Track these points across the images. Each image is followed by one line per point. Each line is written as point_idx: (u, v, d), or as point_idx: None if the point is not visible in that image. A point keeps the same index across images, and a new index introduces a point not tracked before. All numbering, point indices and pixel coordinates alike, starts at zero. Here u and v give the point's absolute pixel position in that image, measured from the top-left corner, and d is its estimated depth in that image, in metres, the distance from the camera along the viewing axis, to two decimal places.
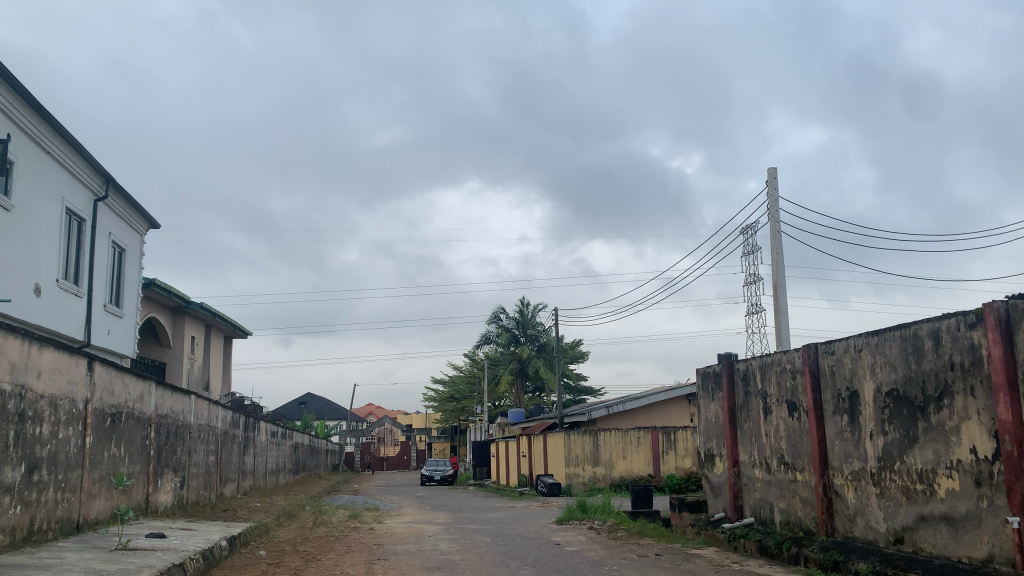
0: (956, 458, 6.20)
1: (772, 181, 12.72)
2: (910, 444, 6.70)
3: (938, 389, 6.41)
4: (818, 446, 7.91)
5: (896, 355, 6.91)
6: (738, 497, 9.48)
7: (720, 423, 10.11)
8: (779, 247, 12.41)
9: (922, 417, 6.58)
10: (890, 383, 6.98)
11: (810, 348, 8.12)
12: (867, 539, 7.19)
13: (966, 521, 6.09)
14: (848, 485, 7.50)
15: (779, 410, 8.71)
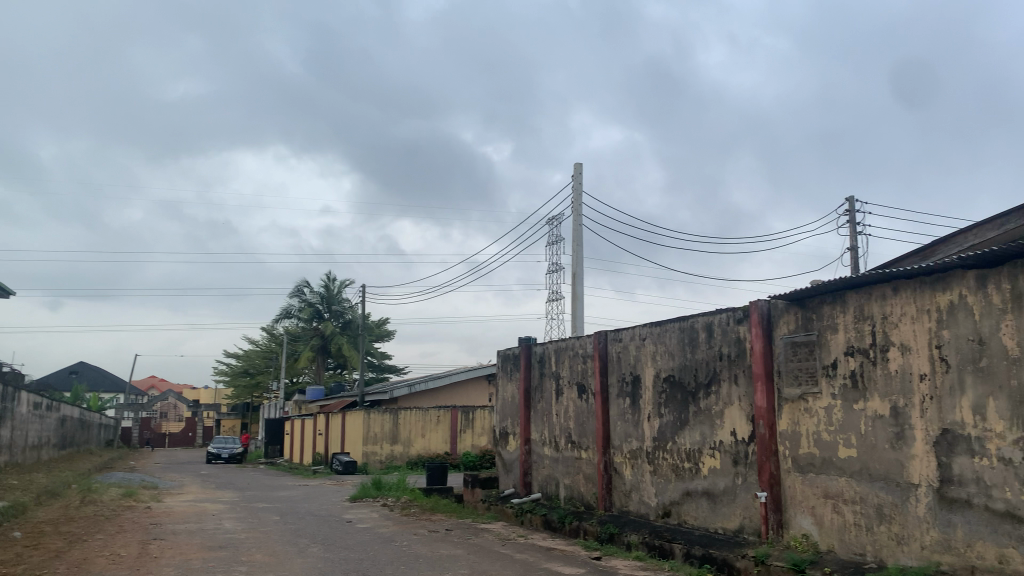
0: (719, 439, 6.86)
1: (576, 176, 13.30)
2: (681, 425, 7.32)
3: (707, 377, 7.05)
4: (601, 426, 8.42)
5: (674, 344, 7.51)
6: (528, 474, 9.89)
7: (515, 403, 10.49)
8: (579, 238, 13.01)
9: (693, 401, 7.21)
10: (668, 369, 7.58)
11: (600, 335, 8.61)
12: (639, 513, 7.80)
13: (723, 496, 6.76)
14: (626, 463, 8.08)
15: (569, 391, 9.18)
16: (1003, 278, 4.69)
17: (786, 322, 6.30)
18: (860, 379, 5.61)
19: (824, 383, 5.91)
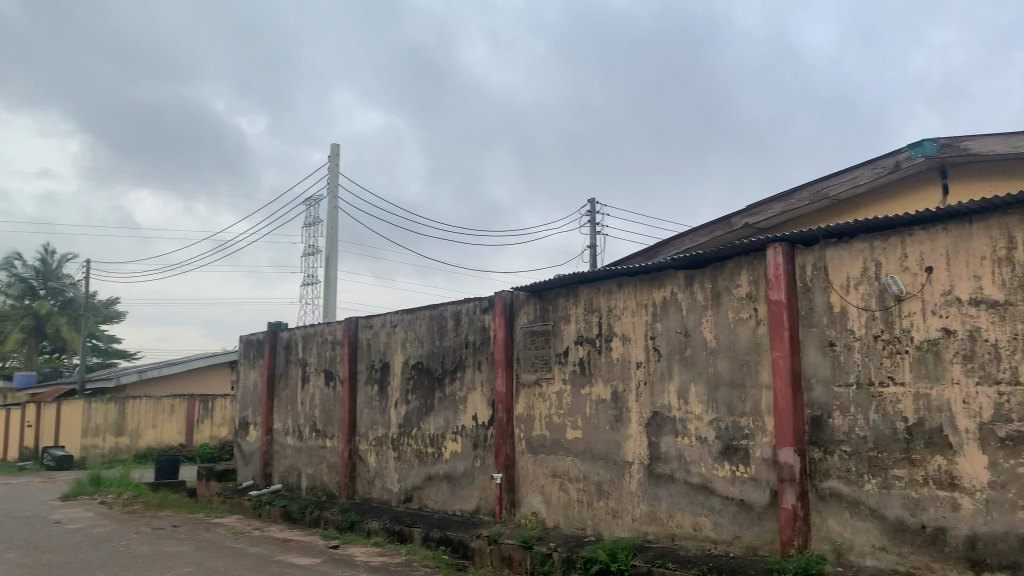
0: (461, 425, 7.06)
1: (332, 157, 12.99)
2: (426, 411, 7.45)
3: (453, 364, 7.24)
4: (347, 413, 8.32)
5: (423, 331, 7.62)
6: (268, 465, 9.53)
7: (257, 391, 10.05)
8: (334, 222, 12.74)
9: (438, 388, 7.36)
10: (415, 356, 7.67)
11: (350, 321, 8.50)
12: (381, 499, 7.83)
13: (462, 479, 6.98)
14: (371, 450, 8.07)
15: (316, 378, 8.97)
16: (706, 278, 5.29)
17: (526, 312, 6.63)
18: (587, 366, 6.06)
19: (556, 369, 6.30)
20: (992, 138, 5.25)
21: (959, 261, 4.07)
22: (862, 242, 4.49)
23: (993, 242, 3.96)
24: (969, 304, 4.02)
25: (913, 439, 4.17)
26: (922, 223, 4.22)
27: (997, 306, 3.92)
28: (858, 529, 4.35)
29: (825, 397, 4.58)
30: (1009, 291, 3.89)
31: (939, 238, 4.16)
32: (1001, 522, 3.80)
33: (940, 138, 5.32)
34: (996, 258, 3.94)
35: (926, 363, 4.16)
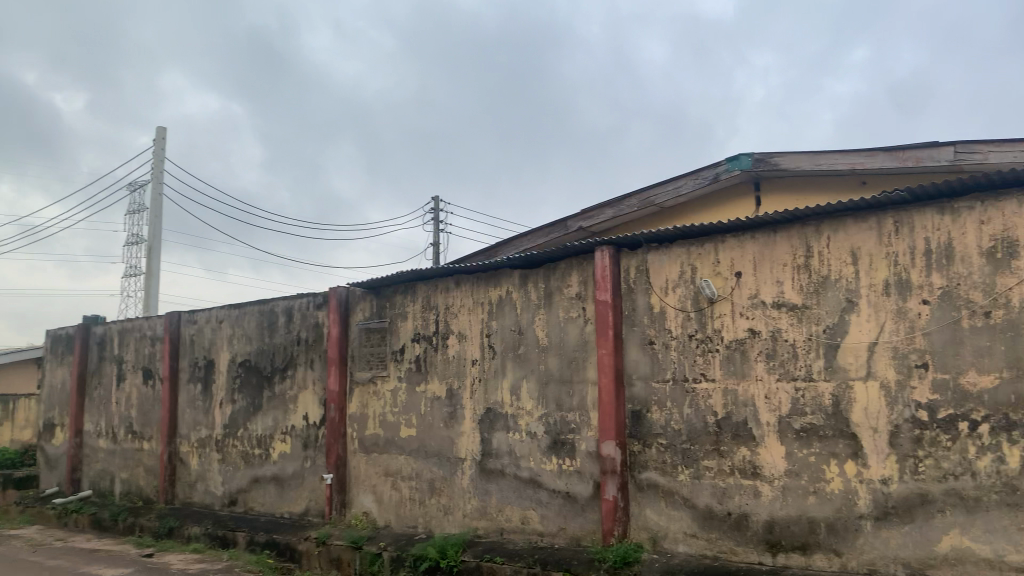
0: (291, 424, 6.85)
1: (158, 142, 12.21)
2: (254, 411, 7.16)
3: (284, 361, 7.00)
4: (167, 413, 7.85)
5: (252, 327, 7.32)
6: (76, 470, 8.81)
7: (65, 391, 9.27)
8: (159, 210, 11.98)
9: (268, 386, 7.09)
10: (244, 353, 7.35)
11: (173, 316, 8.02)
12: (204, 503, 7.45)
13: (291, 480, 6.77)
14: (193, 452, 7.65)
15: (133, 376, 8.39)
16: (539, 278, 5.42)
17: (362, 309, 6.53)
18: (423, 363, 6.05)
19: (391, 367, 6.25)
20: (798, 154, 5.51)
21: (765, 267, 4.41)
22: (681, 247, 4.76)
23: (794, 250, 4.32)
24: (772, 307, 4.37)
25: (722, 432, 4.47)
26: (733, 231, 4.53)
27: (796, 309, 4.28)
28: (672, 517, 4.61)
29: (645, 392, 4.82)
30: (805, 296, 4.25)
31: (748, 245, 4.48)
32: (795, 507, 4.15)
33: (754, 153, 5.62)
34: (796, 265, 4.30)
35: (734, 361, 4.48)
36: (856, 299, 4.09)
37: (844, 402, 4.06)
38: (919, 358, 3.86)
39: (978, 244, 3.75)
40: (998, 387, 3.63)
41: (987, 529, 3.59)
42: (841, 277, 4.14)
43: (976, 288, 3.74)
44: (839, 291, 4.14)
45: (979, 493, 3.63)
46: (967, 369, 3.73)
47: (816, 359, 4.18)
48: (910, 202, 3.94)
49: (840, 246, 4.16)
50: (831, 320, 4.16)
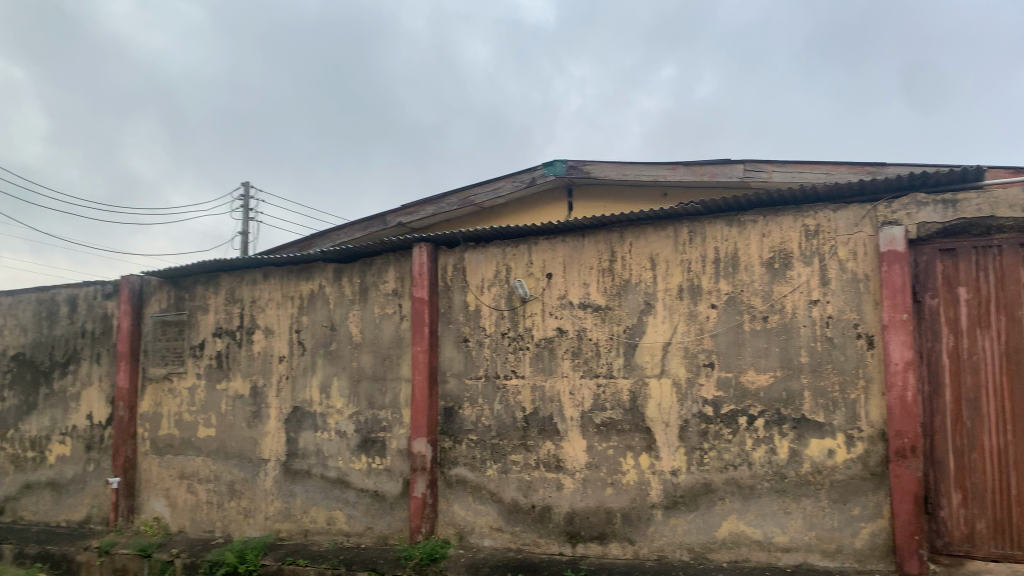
0: (72, 425, 6.24)
1: None
2: (27, 410, 6.46)
3: (65, 356, 6.36)
4: None
5: (28, 318, 6.60)
6: None
7: None
8: None
9: (45, 383, 6.42)
10: (16, 346, 6.61)
11: None
12: None
13: (70, 485, 6.18)
14: None
15: None
16: (353, 273, 5.31)
17: (158, 300, 6.10)
18: (225, 359, 5.73)
19: (190, 362, 5.87)
20: (609, 164, 5.73)
21: (573, 269, 4.59)
22: (496, 247, 4.84)
23: (600, 254, 4.53)
24: (579, 307, 4.55)
25: (529, 428, 4.60)
26: (545, 234, 4.67)
27: (600, 310, 4.49)
28: (479, 512, 4.68)
29: (457, 389, 4.86)
30: (609, 298, 4.47)
31: (559, 247, 4.64)
32: (594, 498, 4.35)
33: (568, 160, 5.78)
34: (602, 268, 4.51)
35: (543, 359, 4.62)
36: (654, 301, 4.35)
37: (641, 398, 4.31)
38: (707, 357, 4.18)
39: (760, 254, 4.12)
40: (772, 384, 4.01)
41: (759, 514, 3.95)
42: (641, 281, 4.40)
43: (756, 294, 4.11)
44: (639, 294, 4.39)
45: (754, 481, 3.98)
46: (747, 368, 4.08)
47: (617, 357, 4.41)
48: (703, 214, 4.25)
49: (642, 251, 4.41)
50: (632, 321, 4.40)
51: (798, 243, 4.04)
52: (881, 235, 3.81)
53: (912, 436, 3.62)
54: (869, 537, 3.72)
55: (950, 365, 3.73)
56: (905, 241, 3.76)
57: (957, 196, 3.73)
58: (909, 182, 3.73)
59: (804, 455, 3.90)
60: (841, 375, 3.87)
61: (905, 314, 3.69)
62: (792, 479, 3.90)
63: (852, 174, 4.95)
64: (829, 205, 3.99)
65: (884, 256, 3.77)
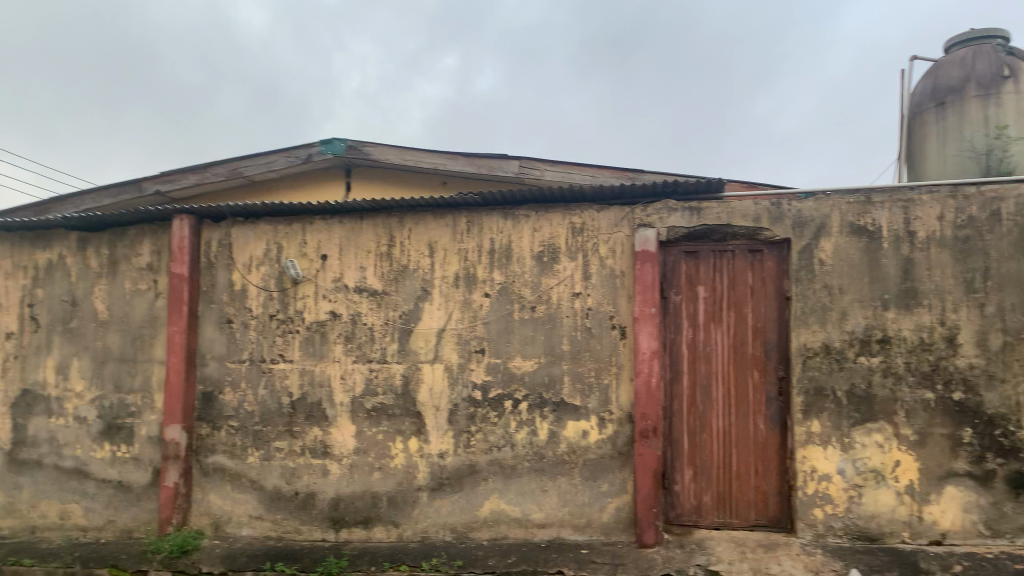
0: None
1: None
2: None
3: None
4: None
5: None
6: None
7: None
8: None
9: None
10: None
11: None
12: None
13: None
14: None
15: None
16: (102, 243, 4.82)
17: None
18: None
19: None
20: (389, 148, 5.69)
21: (349, 252, 4.53)
22: (267, 225, 4.64)
23: (378, 238, 4.50)
24: (353, 291, 4.50)
25: (296, 413, 4.47)
26: (321, 214, 4.55)
27: (375, 294, 4.47)
28: (237, 501, 4.47)
29: (219, 372, 4.59)
30: (385, 283, 4.47)
31: (335, 229, 4.55)
32: (360, 483, 4.34)
33: (348, 139, 5.67)
34: (379, 252, 4.49)
35: (314, 342, 4.51)
36: (429, 288, 4.41)
37: (412, 382, 4.36)
38: (477, 344, 4.31)
39: (531, 247, 4.32)
40: (537, 370, 4.23)
41: (518, 493, 4.17)
42: (418, 267, 4.44)
43: (526, 285, 4.30)
44: (415, 280, 4.43)
45: (515, 462, 4.19)
46: (514, 355, 4.27)
47: (390, 342, 4.42)
48: (481, 205, 4.37)
49: (419, 238, 4.45)
50: (406, 306, 4.43)
51: (566, 239, 4.29)
52: (637, 235, 4.16)
53: (654, 418, 4.00)
54: (615, 511, 4.06)
55: (689, 355, 4.18)
56: (657, 243, 4.13)
57: (702, 204, 4.16)
58: (664, 189, 4.11)
59: (562, 437, 4.16)
60: (598, 363, 4.17)
61: (653, 308, 4.06)
62: (550, 459, 4.15)
63: (614, 177, 5.29)
64: (595, 205, 4.28)
65: (639, 255, 4.12)
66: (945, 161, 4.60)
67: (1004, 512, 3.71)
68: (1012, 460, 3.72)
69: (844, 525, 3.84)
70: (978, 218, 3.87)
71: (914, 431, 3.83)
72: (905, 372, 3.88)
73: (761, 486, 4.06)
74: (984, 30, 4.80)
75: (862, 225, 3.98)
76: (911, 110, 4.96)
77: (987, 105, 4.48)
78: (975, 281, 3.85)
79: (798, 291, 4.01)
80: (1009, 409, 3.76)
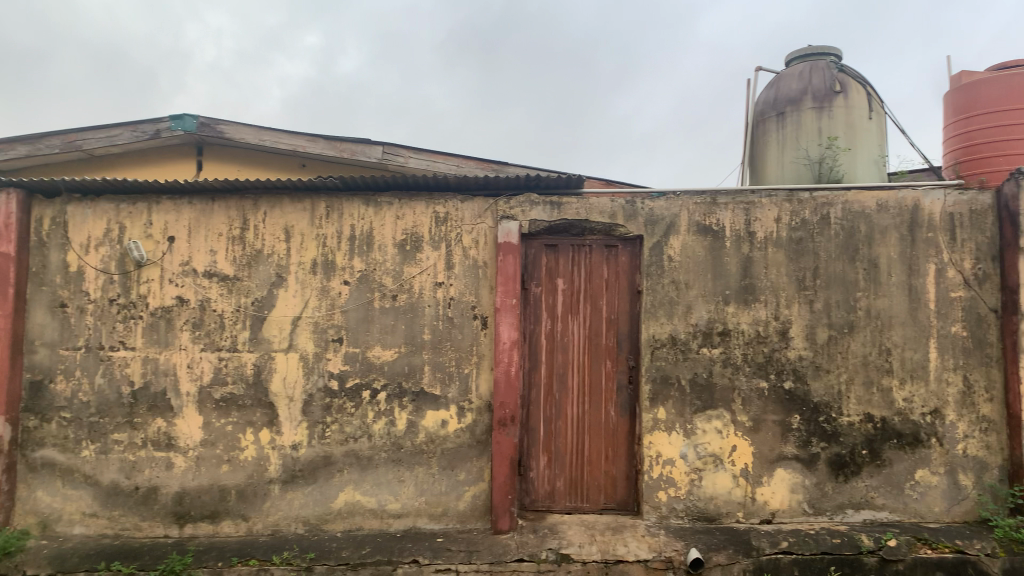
0: None
1: None
2: None
3: None
4: None
5: None
6: None
7: None
8: None
9: None
10: None
11: None
12: None
13: None
14: None
15: None
16: None
17: None
18: None
19: None
20: (245, 127, 5.44)
21: (199, 235, 4.31)
22: (108, 203, 4.34)
23: (230, 221, 4.31)
24: (203, 276, 4.29)
25: (137, 403, 4.22)
26: (169, 194, 4.30)
27: (227, 280, 4.29)
28: (69, 498, 4.17)
29: (50, 360, 4.25)
30: (237, 268, 4.29)
31: (184, 210, 4.32)
32: (207, 476, 4.15)
33: (200, 115, 5.39)
34: (232, 236, 4.30)
35: (158, 329, 4.27)
36: (285, 274, 4.27)
37: (265, 371, 4.22)
38: (335, 332, 4.23)
39: (392, 236, 4.27)
40: (396, 360, 4.20)
41: (374, 483, 4.13)
42: (273, 252, 4.29)
43: (387, 273, 4.26)
44: (270, 266, 4.28)
45: (372, 452, 4.14)
46: (374, 344, 4.22)
47: (242, 329, 4.25)
48: (341, 191, 4.28)
49: (275, 222, 4.30)
50: (260, 293, 4.28)
51: (428, 228, 4.27)
52: (500, 227, 4.20)
53: (512, 407, 4.06)
54: (471, 499, 4.11)
55: (546, 345, 4.28)
56: (518, 235, 4.20)
57: (562, 199, 4.27)
58: (525, 182, 4.17)
59: (421, 427, 4.16)
60: (458, 352, 4.20)
61: (514, 299, 4.13)
62: (408, 449, 4.14)
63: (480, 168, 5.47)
64: (458, 196, 4.29)
65: (501, 246, 4.16)
66: (783, 167, 4.94)
67: (825, 491, 4.05)
68: (833, 444, 4.07)
69: (686, 507, 4.07)
70: (810, 221, 4.19)
71: (749, 418, 4.10)
72: (743, 363, 4.14)
73: (611, 470, 4.23)
74: (819, 48, 5.19)
75: (708, 224, 4.21)
76: (754, 118, 5.29)
77: (820, 117, 4.85)
78: (806, 279, 4.17)
79: (649, 284, 4.19)
80: (832, 397, 4.10)
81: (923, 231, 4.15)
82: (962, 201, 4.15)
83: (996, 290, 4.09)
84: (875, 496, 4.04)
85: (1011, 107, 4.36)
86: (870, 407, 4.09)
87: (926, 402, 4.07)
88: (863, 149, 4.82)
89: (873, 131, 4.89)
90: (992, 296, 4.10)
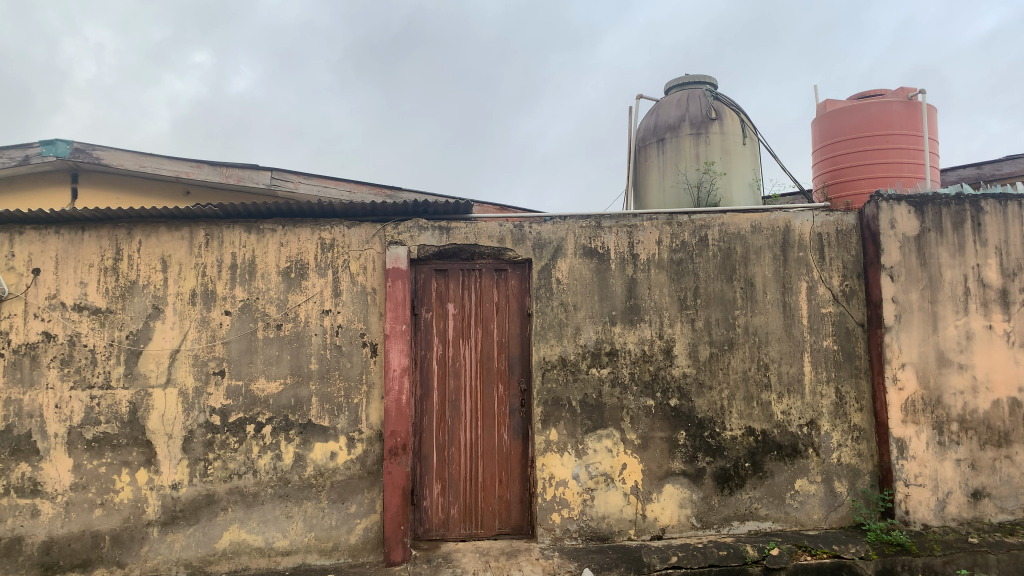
0: None
1: None
2: None
3: None
4: None
5: None
6: None
7: None
8: None
9: None
10: None
11: None
12: None
13: None
14: None
15: None
16: None
17: None
18: None
19: None
20: (124, 153, 5.22)
21: (67, 266, 4.07)
22: None
23: (102, 251, 4.10)
24: (72, 310, 4.06)
25: None
26: (34, 223, 4.06)
27: (99, 313, 4.07)
28: None
29: None
30: (110, 300, 4.08)
31: (50, 240, 4.07)
32: (78, 522, 3.90)
33: (73, 140, 5.13)
34: (103, 266, 4.10)
35: (21, 367, 4.00)
36: (162, 306, 4.10)
37: (141, 409, 4.01)
38: (216, 365, 4.07)
39: (276, 264, 4.16)
40: (282, 392, 4.08)
41: (261, 521, 3.97)
42: (149, 283, 4.11)
43: (270, 302, 4.14)
44: (146, 297, 4.10)
45: (258, 488, 4.00)
46: (257, 377, 4.08)
47: (115, 365, 4.04)
48: (221, 219, 4.15)
49: (150, 251, 4.12)
50: (135, 326, 4.08)
51: (314, 255, 4.19)
52: (387, 253, 4.16)
53: (404, 435, 4.00)
54: (362, 532, 4.00)
55: (437, 372, 4.25)
56: (408, 260, 4.17)
57: (450, 224, 4.27)
58: (413, 208, 4.15)
59: (309, 460, 4.04)
60: (346, 382, 4.11)
61: (404, 325, 4.09)
62: (295, 484, 4.02)
63: (372, 195, 5.51)
64: (344, 222, 4.22)
65: (389, 272, 4.12)
66: (665, 191, 5.11)
67: (711, 504, 4.16)
68: (718, 458, 4.19)
69: (579, 527, 4.09)
70: (689, 243, 4.34)
71: (638, 435, 4.18)
72: (630, 382, 4.23)
73: (504, 495, 4.22)
74: (695, 77, 5.42)
75: (593, 247, 4.30)
76: (636, 144, 5.47)
77: (698, 143, 5.05)
78: (687, 298, 4.31)
79: (537, 307, 4.23)
80: (715, 413, 4.23)
81: (795, 251, 4.36)
82: (829, 221, 4.39)
83: (862, 306, 4.34)
84: (759, 507, 4.18)
85: (869, 134, 4.66)
86: (751, 421, 4.24)
87: (803, 414, 4.25)
88: (737, 173, 5.04)
89: (746, 156, 5.13)
90: (858, 311, 4.34)
